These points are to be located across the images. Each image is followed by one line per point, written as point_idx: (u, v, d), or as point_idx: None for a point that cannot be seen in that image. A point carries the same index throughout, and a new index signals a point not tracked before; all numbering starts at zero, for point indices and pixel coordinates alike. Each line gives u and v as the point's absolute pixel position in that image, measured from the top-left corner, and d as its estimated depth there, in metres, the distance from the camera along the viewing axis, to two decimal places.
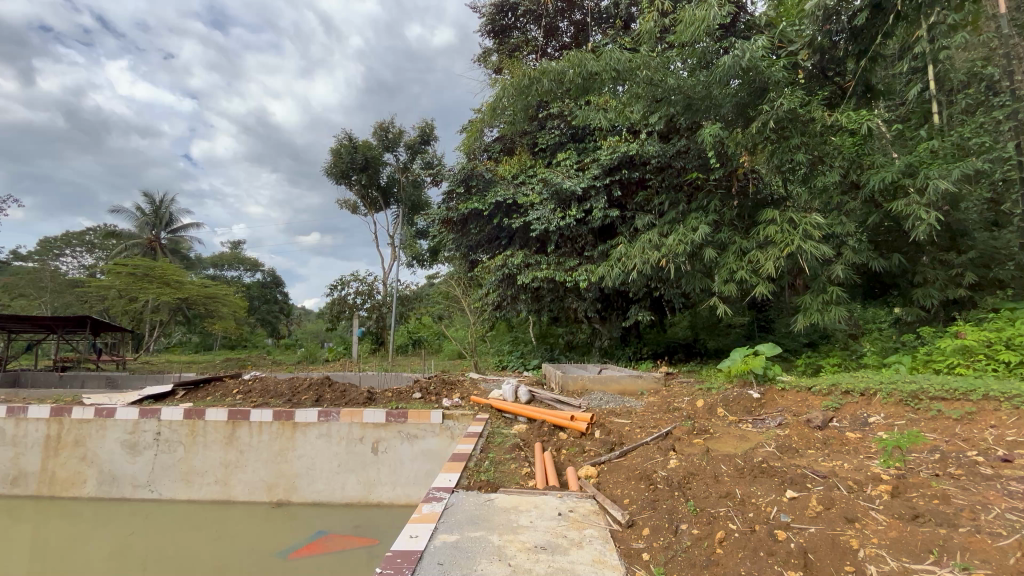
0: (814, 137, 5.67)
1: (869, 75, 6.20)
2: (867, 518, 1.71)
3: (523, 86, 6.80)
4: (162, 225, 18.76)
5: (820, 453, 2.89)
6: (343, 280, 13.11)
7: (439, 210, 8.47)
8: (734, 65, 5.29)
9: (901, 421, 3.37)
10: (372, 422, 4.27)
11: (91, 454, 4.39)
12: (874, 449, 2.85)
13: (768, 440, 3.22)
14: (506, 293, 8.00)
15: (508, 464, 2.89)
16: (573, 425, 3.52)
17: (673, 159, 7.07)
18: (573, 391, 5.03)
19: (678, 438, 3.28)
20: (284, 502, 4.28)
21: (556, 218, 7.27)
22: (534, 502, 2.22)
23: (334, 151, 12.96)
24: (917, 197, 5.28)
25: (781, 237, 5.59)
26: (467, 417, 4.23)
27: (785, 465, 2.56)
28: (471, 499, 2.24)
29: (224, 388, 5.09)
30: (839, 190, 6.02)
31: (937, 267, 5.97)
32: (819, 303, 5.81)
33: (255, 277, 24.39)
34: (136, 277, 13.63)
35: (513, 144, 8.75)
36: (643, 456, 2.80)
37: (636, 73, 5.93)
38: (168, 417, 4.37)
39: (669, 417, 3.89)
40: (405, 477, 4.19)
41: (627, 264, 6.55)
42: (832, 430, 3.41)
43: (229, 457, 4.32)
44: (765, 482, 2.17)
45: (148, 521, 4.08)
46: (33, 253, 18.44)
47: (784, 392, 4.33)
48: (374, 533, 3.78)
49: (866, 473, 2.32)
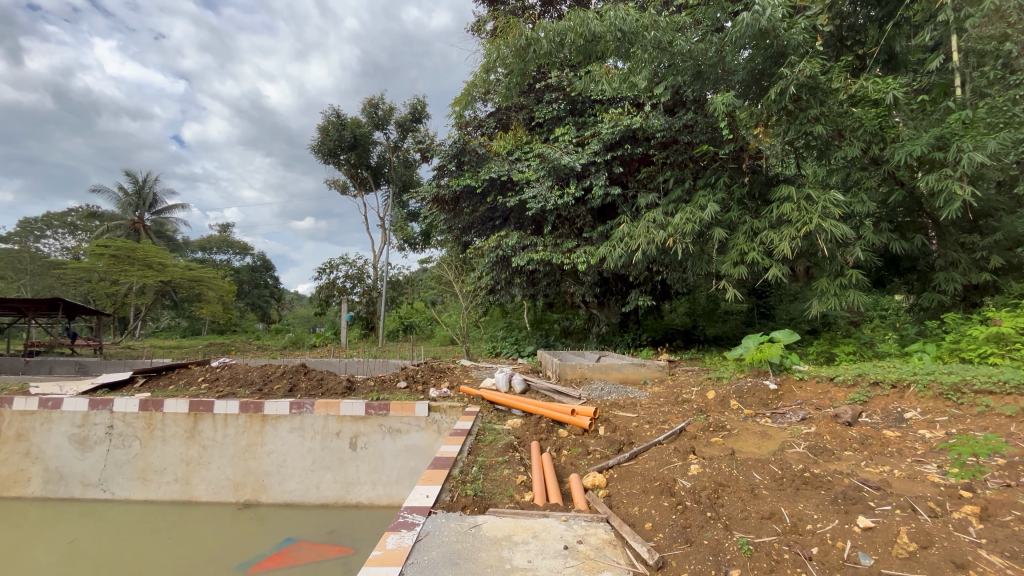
0: (836, 109, 5.18)
1: (892, 43, 5.77)
2: (982, 564, 1.33)
3: (521, 49, 6.03)
4: (145, 206, 18.09)
5: (860, 456, 2.52)
6: (332, 263, 12.68)
7: (429, 188, 7.87)
8: (752, 24, 4.72)
9: (943, 418, 3.01)
10: (350, 414, 3.84)
11: (35, 450, 3.95)
12: (924, 454, 2.48)
13: (795, 440, 2.85)
14: (500, 276, 7.53)
15: (499, 470, 2.46)
16: (574, 421, 3.11)
17: (679, 134, 6.57)
18: (571, 381, 4.60)
19: (694, 437, 2.89)
20: (252, 502, 3.88)
21: (553, 197, 6.78)
22: (533, 528, 1.79)
23: (321, 128, 12.30)
24: (949, 171, 4.81)
25: (798, 216, 5.15)
26: (455, 411, 3.80)
27: (828, 473, 2.18)
28: (452, 525, 1.81)
29: (187, 377, 4.63)
30: (859, 167, 5.55)
31: (959, 250, 5.58)
32: (836, 287, 5.38)
33: (245, 261, 23.78)
34: (118, 261, 13.01)
35: (508, 119, 8.18)
36: (658, 460, 2.40)
37: (643, 37, 5.38)
38: (121, 409, 3.92)
39: (679, 411, 3.50)
40: (386, 476, 3.79)
41: (630, 245, 6.08)
42: (865, 427, 3.05)
43: (190, 453, 3.89)
44: (814, 499, 1.79)
45: (99, 522, 3.68)
46: (13, 234, 17.71)
47: (803, 382, 3.94)
48: (351, 540, 3.37)
49: (930, 489, 1.94)
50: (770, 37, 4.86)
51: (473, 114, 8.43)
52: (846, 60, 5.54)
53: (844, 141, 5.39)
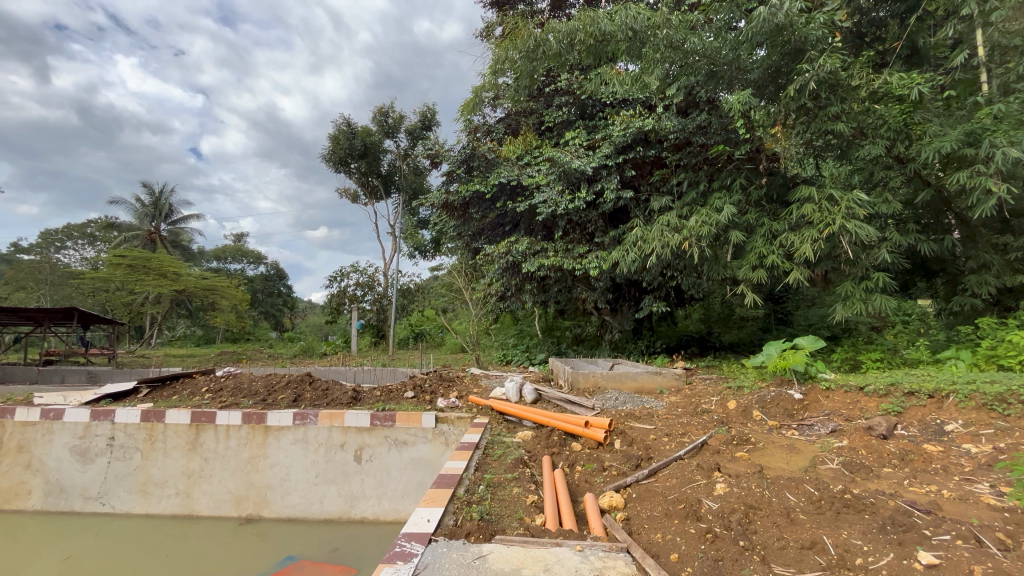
0: (858, 105, 4.97)
1: (915, 37, 5.54)
2: None
3: (530, 51, 5.92)
4: (161, 217, 18.32)
5: (901, 474, 2.32)
6: (342, 271, 12.67)
7: (438, 193, 7.77)
8: (768, 19, 4.53)
9: (988, 431, 2.78)
10: (355, 426, 3.71)
11: (36, 462, 3.89)
12: (973, 473, 2.26)
13: (826, 454, 2.65)
14: (510, 283, 7.40)
15: (508, 489, 2.30)
16: (588, 434, 2.93)
17: (693, 136, 6.38)
18: (584, 390, 4.43)
19: (717, 452, 2.69)
20: (255, 517, 3.76)
21: (563, 201, 6.61)
22: (545, 559, 1.63)
23: (332, 137, 12.35)
24: (983, 167, 4.54)
25: (820, 217, 4.92)
26: (464, 422, 3.65)
27: (871, 493, 1.98)
28: (453, 557, 1.65)
29: (192, 387, 4.55)
30: (883, 165, 5.31)
31: (993, 251, 5.29)
32: (862, 291, 5.13)
33: (259, 270, 24.00)
34: (134, 270, 13.13)
35: (517, 124, 8.08)
36: (679, 478, 2.22)
37: (656, 35, 5.23)
38: (122, 420, 3.85)
39: (699, 422, 3.32)
40: (392, 490, 3.65)
41: (644, 249, 5.88)
42: (902, 441, 2.83)
43: (192, 466, 3.79)
44: (860, 527, 1.61)
45: (98, 536, 3.58)
46: (34, 245, 18.02)
47: (829, 392, 3.69)
48: (354, 559, 3.22)
49: (988, 514, 1.74)
50: (787, 32, 4.67)
51: (482, 119, 8.36)
52: (868, 55, 5.32)
53: (866, 140, 5.17)
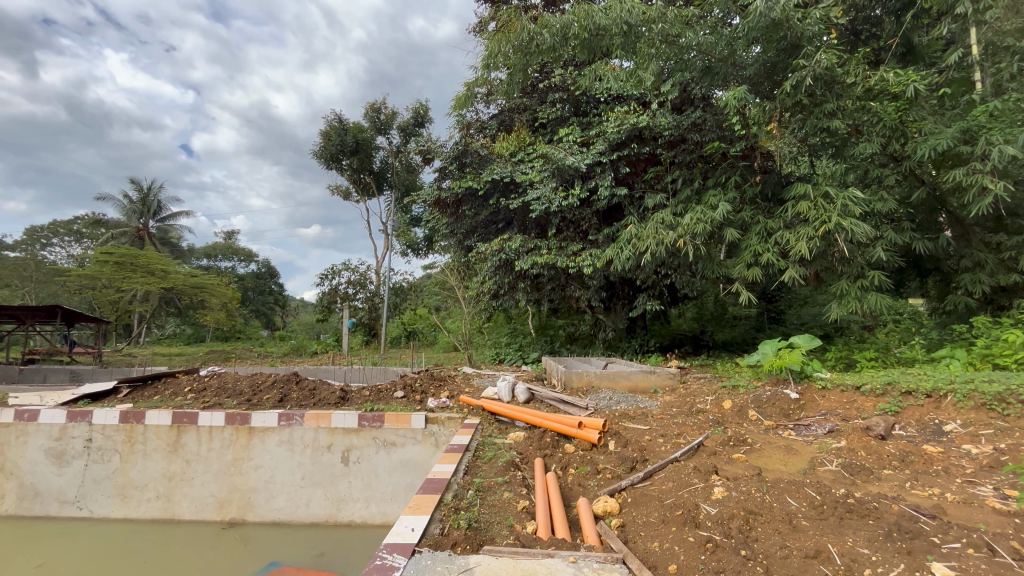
0: (854, 103, 4.93)
1: (911, 35, 5.51)
2: None
3: (523, 45, 5.82)
4: (150, 214, 18.00)
5: (902, 476, 2.26)
6: (334, 269, 12.50)
7: (430, 190, 7.64)
8: (766, 14, 4.46)
9: (987, 432, 2.74)
10: (342, 427, 3.60)
11: (9, 465, 3.74)
12: (974, 474, 2.21)
13: (825, 456, 2.59)
14: (503, 281, 7.29)
15: (498, 494, 2.21)
16: (582, 434, 2.86)
17: (688, 133, 6.32)
18: (578, 390, 4.35)
19: (713, 454, 2.62)
20: (238, 521, 3.65)
21: (557, 198, 6.53)
22: (536, 571, 1.54)
23: (323, 133, 12.16)
24: (978, 165, 4.50)
25: (815, 214, 4.87)
26: (454, 422, 3.56)
27: (873, 497, 1.91)
28: (438, 570, 1.56)
29: (174, 387, 4.41)
30: (878, 163, 5.28)
31: (986, 249, 5.28)
32: (857, 290, 5.09)
33: (250, 268, 23.70)
34: (120, 268, 12.87)
35: (511, 120, 7.96)
36: (676, 481, 2.15)
37: (651, 30, 5.14)
38: (100, 421, 3.71)
39: (694, 423, 3.26)
40: (380, 493, 3.55)
41: (638, 247, 5.80)
42: (900, 441, 2.78)
43: (172, 469, 3.67)
44: (866, 534, 1.55)
45: (74, 541, 3.46)
46: (18, 242, 17.64)
47: (825, 391, 3.64)
48: (340, 564, 3.12)
49: (995, 521, 1.68)
50: (784, 27, 4.59)
51: (475, 115, 8.24)
52: (863, 51, 5.27)
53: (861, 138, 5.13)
